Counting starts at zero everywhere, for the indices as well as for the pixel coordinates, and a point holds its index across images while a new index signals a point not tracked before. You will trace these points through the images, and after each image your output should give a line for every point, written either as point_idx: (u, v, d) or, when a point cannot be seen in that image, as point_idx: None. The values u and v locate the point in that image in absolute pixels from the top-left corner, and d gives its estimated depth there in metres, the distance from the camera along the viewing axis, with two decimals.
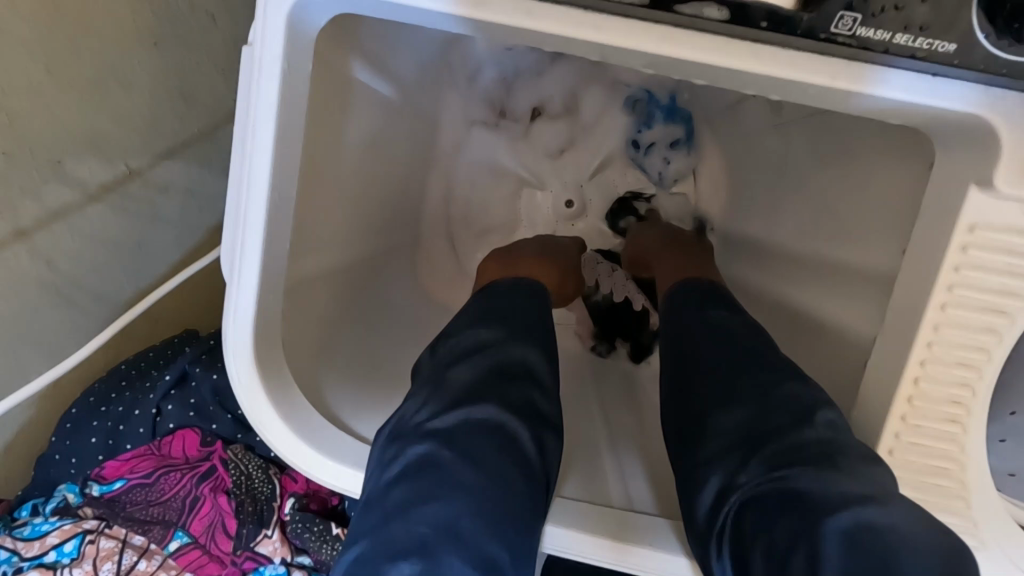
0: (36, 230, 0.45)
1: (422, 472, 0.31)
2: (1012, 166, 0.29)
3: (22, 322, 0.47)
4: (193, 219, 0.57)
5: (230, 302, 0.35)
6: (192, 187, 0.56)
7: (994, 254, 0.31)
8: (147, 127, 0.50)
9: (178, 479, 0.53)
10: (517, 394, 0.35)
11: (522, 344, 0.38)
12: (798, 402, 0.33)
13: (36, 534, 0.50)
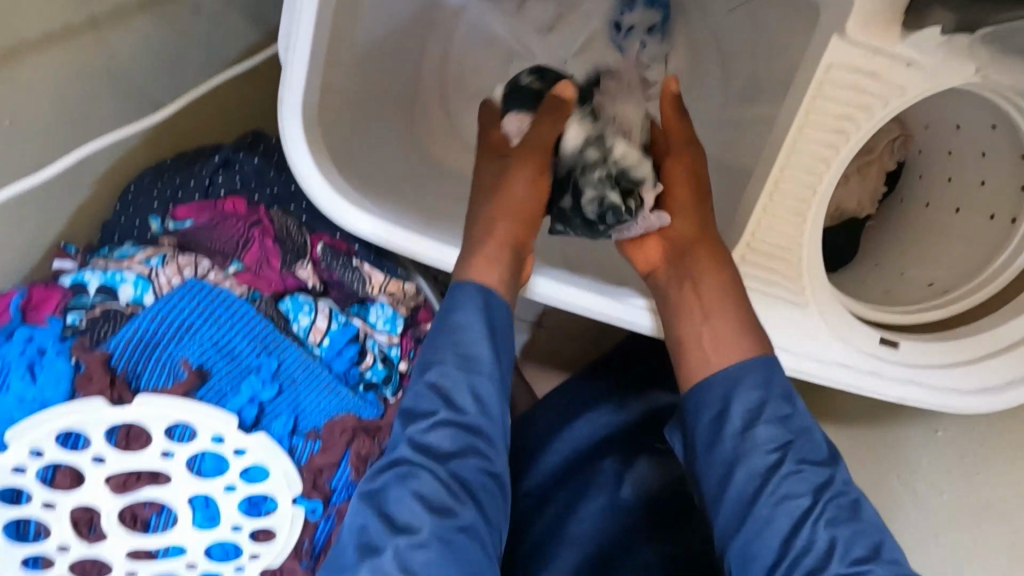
0: (104, 24, 0.50)
1: (445, 476, 0.41)
2: (859, 19, 0.39)
3: (82, 110, 0.51)
4: (221, 47, 0.64)
5: (286, 72, 0.44)
6: (219, 14, 0.63)
7: (843, 87, 0.41)
8: None
9: (232, 224, 0.49)
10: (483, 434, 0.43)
11: (489, 384, 0.44)
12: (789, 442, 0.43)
13: (125, 256, 0.47)
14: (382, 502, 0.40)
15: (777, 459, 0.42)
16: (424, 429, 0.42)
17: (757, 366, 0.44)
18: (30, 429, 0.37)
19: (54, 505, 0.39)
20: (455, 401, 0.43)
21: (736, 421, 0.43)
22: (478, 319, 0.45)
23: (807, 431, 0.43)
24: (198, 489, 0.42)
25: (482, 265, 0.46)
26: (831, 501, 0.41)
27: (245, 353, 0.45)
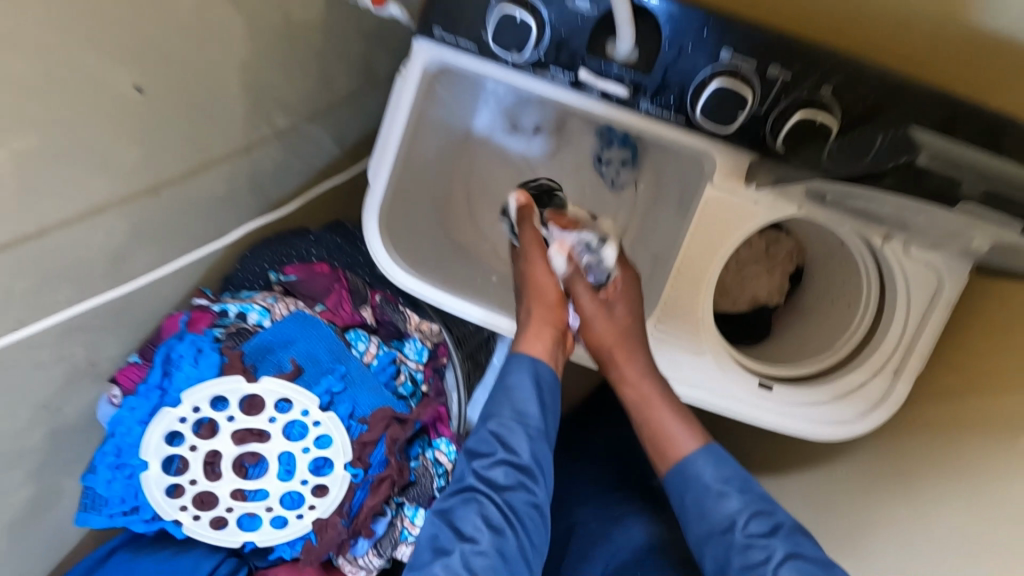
0: (252, 150, 0.77)
1: (503, 502, 0.59)
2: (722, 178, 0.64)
3: (230, 202, 0.77)
4: (316, 161, 0.92)
5: (371, 191, 0.70)
6: (318, 140, 0.91)
7: (716, 217, 0.65)
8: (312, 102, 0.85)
9: (321, 279, 0.73)
10: (528, 473, 0.61)
11: (533, 437, 0.62)
12: (741, 514, 0.58)
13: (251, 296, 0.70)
14: (457, 516, 0.59)
15: (733, 535, 0.57)
16: (489, 466, 0.61)
17: (707, 459, 0.61)
18: (194, 393, 0.60)
19: (196, 449, 0.61)
20: (510, 445, 0.61)
21: (701, 508, 0.60)
22: (528, 381, 0.63)
23: (756, 508, 0.58)
24: (287, 447, 0.63)
25: (534, 342, 0.65)
26: (784, 564, 0.55)
27: (325, 358, 0.66)
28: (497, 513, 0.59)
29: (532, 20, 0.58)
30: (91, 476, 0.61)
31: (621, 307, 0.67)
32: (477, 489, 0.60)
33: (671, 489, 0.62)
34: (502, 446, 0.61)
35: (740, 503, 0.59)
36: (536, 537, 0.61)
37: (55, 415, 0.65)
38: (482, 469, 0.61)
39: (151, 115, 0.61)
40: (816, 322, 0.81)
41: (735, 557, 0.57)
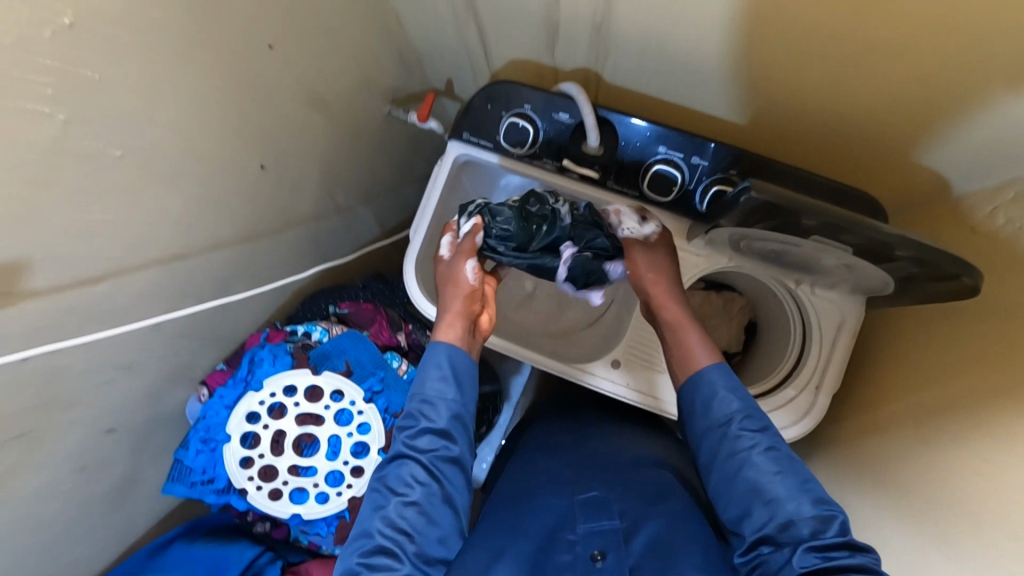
0: (317, 220, 1.03)
1: (427, 461, 0.65)
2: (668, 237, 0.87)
3: (300, 259, 1.01)
4: (358, 234, 1.17)
5: (413, 247, 0.92)
6: (361, 218, 1.17)
7: None
8: (359, 188, 1.13)
9: (368, 312, 0.95)
10: (450, 437, 0.68)
11: (451, 407, 0.70)
12: (735, 417, 0.72)
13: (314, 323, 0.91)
14: (389, 480, 0.65)
15: (727, 434, 0.71)
16: (413, 434, 0.67)
17: (718, 371, 0.76)
18: (272, 382, 0.81)
19: (268, 427, 0.80)
20: (429, 416, 0.69)
21: (709, 404, 0.74)
22: (445, 364, 0.72)
23: (753, 414, 0.72)
24: (336, 430, 0.81)
25: (451, 332, 0.75)
26: (765, 452, 0.68)
27: (371, 364, 0.85)
28: (424, 470, 0.65)
29: (530, 127, 0.85)
30: (183, 449, 0.79)
31: (660, 256, 0.84)
32: (405, 454, 0.66)
33: (685, 392, 0.78)
34: (425, 415, 0.69)
35: (737, 405, 0.73)
36: (459, 495, 0.66)
37: (158, 407, 0.83)
38: (408, 438, 0.67)
39: (268, 186, 0.86)
40: (763, 360, 0.99)
41: (730, 444, 0.70)
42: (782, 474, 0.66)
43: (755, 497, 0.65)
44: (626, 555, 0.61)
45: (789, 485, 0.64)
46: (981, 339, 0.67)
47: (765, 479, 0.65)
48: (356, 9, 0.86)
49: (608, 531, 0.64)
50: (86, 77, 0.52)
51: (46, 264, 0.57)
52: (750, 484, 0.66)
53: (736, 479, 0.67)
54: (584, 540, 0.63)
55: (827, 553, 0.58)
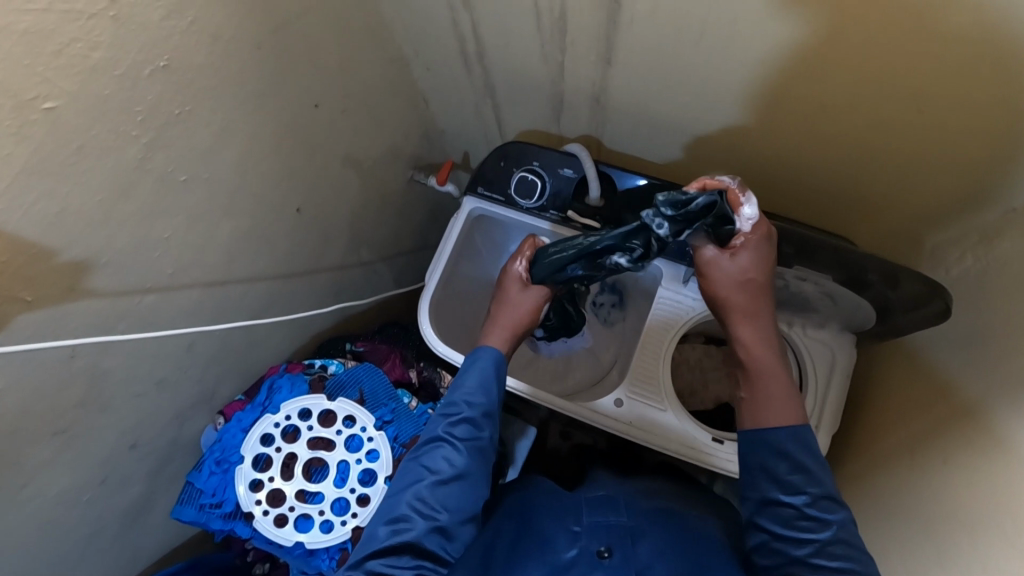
0: (342, 269, 1.11)
1: (462, 447, 0.73)
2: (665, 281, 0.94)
3: (323, 303, 1.08)
4: (375, 286, 1.25)
5: (426, 289, 0.98)
6: (380, 272, 1.26)
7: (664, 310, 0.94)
8: (381, 244, 1.22)
9: (382, 351, 1.00)
10: (481, 431, 0.75)
11: (489, 404, 0.77)
12: (804, 494, 0.65)
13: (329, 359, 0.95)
14: (426, 458, 0.73)
15: (786, 512, 0.65)
16: (454, 422, 0.75)
17: (790, 433, 0.67)
18: (289, 405, 0.85)
19: (280, 450, 0.83)
20: (465, 407, 0.76)
21: (775, 468, 0.67)
22: (486, 363, 0.80)
23: (832, 499, 0.64)
24: (344, 456, 0.84)
25: (492, 335, 0.85)
26: (829, 545, 0.62)
27: (383, 396, 0.89)
28: (457, 455, 0.73)
29: (539, 181, 0.96)
30: (196, 471, 0.82)
31: (744, 257, 0.73)
32: (440, 437, 0.74)
33: (747, 438, 0.70)
34: (465, 405, 0.76)
35: (820, 483, 0.65)
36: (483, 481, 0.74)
37: (178, 433, 0.87)
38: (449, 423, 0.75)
39: (301, 230, 0.95)
40: None
41: (790, 525, 0.64)
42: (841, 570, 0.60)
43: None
44: (632, 553, 0.68)
45: (842, 573, 0.60)
46: (967, 363, 0.71)
47: (816, 570, 0.61)
48: (389, 86, 1.00)
49: (613, 526, 0.73)
50: (168, 111, 0.62)
51: (109, 269, 0.64)
52: (797, 569, 0.62)
53: (783, 562, 0.63)
54: (590, 535, 0.72)
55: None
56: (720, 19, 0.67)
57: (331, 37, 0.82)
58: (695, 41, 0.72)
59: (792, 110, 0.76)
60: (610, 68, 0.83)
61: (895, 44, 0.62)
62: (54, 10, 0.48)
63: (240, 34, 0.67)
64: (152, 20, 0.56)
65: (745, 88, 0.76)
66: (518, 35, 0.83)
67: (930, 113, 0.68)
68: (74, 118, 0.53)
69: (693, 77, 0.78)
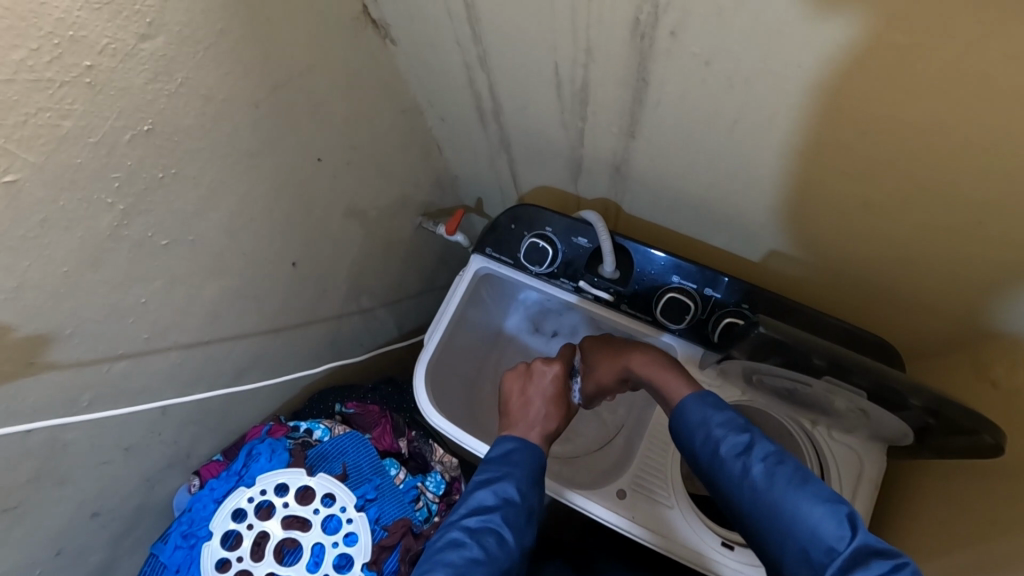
0: (339, 320, 1.06)
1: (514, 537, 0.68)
2: (682, 364, 0.86)
3: (317, 355, 1.03)
4: (374, 334, 1.20)
5: (425, 350, 0.92)
6: (381, 319, 1.21)
7: None
8: (384, 291, 1.17)
9: (374, 415, 0.94)
10: (527, 528, 0.70)
11: (538, 498, 0.73)
12: (733, 434, 0.66)
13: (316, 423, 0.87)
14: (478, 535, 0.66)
15: (739, 452, 0.65)
16: (512, 510, 0.69)
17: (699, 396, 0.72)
18: (265, 478, 0.80)
19: (252, 527, 0.77)
20: (525, 497, 0.71)
21: (697, 432, 0.69)
22: (542, 458, 0.75)
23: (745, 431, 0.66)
24: (320, 539, 0.77)
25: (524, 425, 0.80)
26: (774, 468, 0.62)
27: (367, 471, 0.83)
28: (506, 549, 0.66)
29: (551, 247, 0.90)
30: (161, 543, 0.76)
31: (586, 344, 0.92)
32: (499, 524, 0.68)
33: (677, 429, 0.72)
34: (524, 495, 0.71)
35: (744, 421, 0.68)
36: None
37: (147, 495, 0.81)
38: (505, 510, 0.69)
39: (296, 283, 0.90)
40: None
41: (751, 480, 0.62)
42: (824, 510, 0.57)
43: (787, 516, 0.58)
44: None
45: (823, 504, 0.57)
46: (1015, 504, 0.63)
47: (786, 498, 0.59)
48: (400, 136, 0.96)
49: None
50: (150, 175, 0.58)
51: (74, 339, 0.59)
52: (775, 504, 0.59)
53: (765, 504, 0.60)
54: None
55: (866, 558, 0.53)
56: (757, 107, 0.61)
57: (339, 91, 0.78)
58: (726, 125, 0.66)
59: (831, 203, 0.70)
60: (633, 140, 0.77)
61: (952, 155, 0.55)
62: (16, 81, 0.43)
63: (236, 93, 0.63)
64: (135, 85, 0.52)
65: (778, 175, 0.70)
66: (535, 99, 0.78)
67: (989, 226, 0.60)
68: (39, 190, 0.49)
69: (721, 159, 0.72)
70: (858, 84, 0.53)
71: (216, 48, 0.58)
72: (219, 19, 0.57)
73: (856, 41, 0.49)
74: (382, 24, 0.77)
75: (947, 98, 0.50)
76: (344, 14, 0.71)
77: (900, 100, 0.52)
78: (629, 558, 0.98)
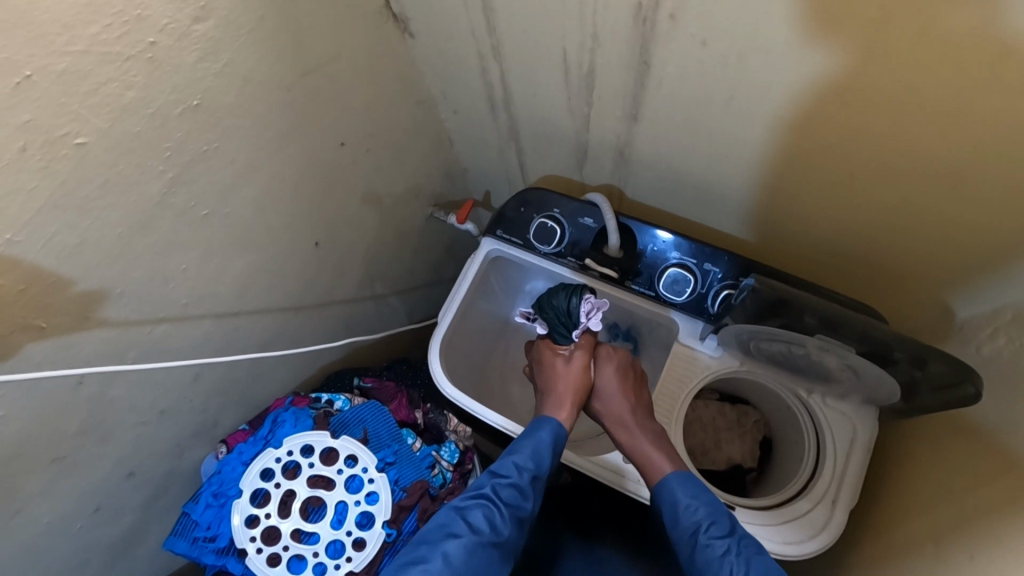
0: (355, 302, 1.11)
1: (506, 514, 0.72)
2: (683, 336, 0.91)
3: (333, 335, 1.08)
4: (386, 319, 1.25)
5: (439, 327, 0.97)
6: (393, 305, 1.26)
7: (681, 366, 0.90)
8: (396, 278, 1.23)
9: (389, 388, 0.98)
10: (522, 499, 0.75)
11: (539, 472, 0.77)
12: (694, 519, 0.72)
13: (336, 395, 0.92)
14: (469, 515, 0.71)
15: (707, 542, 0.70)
16: (505, 485, 0.74)
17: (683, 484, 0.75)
18: (291, 441, 0.84)
19: (279, 486, 0.82)
20: (521, 472, 0.76)
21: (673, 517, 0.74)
22: (548, 437, 0.80)
23: (717, 522, 0.71)
24: (344, 497, 0.82)
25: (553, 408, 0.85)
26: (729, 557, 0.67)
27: (386, 438, 0.87)
28: (500, 520, 0.72)
29: (558, 228, 0.96)
30: (192, 502, 0.80)
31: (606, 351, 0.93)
32: (490, 497, 0.73)
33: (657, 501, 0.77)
34: (520, 471, 0.76)
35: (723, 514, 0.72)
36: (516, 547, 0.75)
37: (177, 460, 0.86)
38: (498, 484, 0.74)
39: (317, 263, 0.95)
40: (780, 479, 0.95)
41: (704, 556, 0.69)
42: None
43: None
44: None
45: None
46: (998, 455, 0.67)
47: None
48: (415, 126, 1.01)
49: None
50: (195, 148, 0.64)
51: (122, 299, 0.64)
52: None
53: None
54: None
55: None
56: (750, 85, 0.67)
57: (361, 80, 0.83)
58: (722, 104, 0.71)
59: (820, 178, 0.75)
60: (635, 124, 0.82)
61: (927, 124, 0.60)
62: (90, 53, 0.49)
63: (272, 76, 0.69)
64: (188, 63, 0.58)
65: (770, 152, 0.75)
66: (543, 86, 0.83)
67: (964, 194, 0.66)
68: (102, 153, 0.54)
69: (717, 138, 0.77)
70: (839, 59, 0.58)
71: (257, 33, 0.64)
72: (260, 8, 0.63)
73: (835, 19, 0.55)
74: (401, 18, 0.83)
75: (919, 71, 0.55)
76: (368, 8, 0.77)
77: (878, 74, 0.58)
78: (633, 530, 1.01)
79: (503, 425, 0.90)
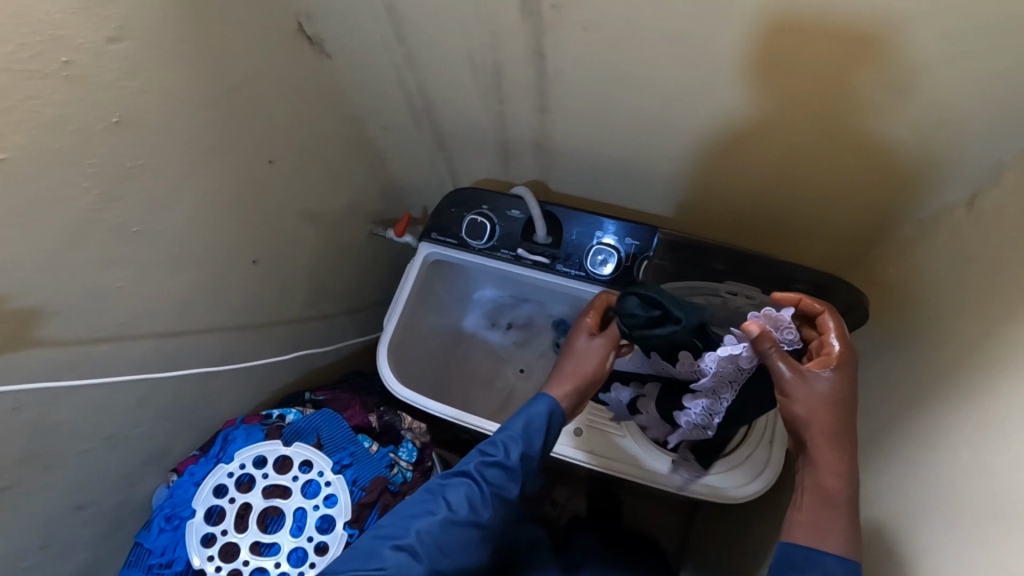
0: (303, 322, 1.12)
1: (486, 492, 0.72)
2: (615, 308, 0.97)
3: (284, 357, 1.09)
4: (338, 338, 1.26)
5: (386, 329, 0.99)
6: (344, 325, 1.27)
7: None
8: (344, 297, 1.25)
9: (342, 397, 0.99)
10: (507, 480, 0.73)
11: (531, 451, 0.74)
12: None
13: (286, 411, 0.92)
14: (449, 492, 0.71)
15: None
16: (489, 463, 0.73)
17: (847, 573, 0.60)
18: (243, 454, 0.84)
19: (234, 501, 0.82)
20: (506, 452, 0.73)
21: None
22: (544, 412, 0.77)
23: None
24: (302, 503, 0.82)
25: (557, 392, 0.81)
26: None
27: (341, 443, 0.88)
28: (479, 500, 0.71)
29: (488, 222, 1.01)
30: (145, 529, 0.79)
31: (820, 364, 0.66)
32: (472, 475, 0.73)
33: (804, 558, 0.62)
34: (507, 450, 0.73)
35: None
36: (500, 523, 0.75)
37: (127, 491, 0.84)
38: (484, 463, 0.73)
39: (259, 281, 0.97)
40: None
41: None
42: None
43: None
44: None
45: None
46: (904, 368, 0.74)
47: None
48: (345, 144, 1.06)
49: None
50: (121, 164, 0.66)
51: (59, 318, 0.65)
52: None
53: None
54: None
55: None
56: (635, 67, 0.75)
57: (283, 100, 0.88)
58: (616, 87, 0.79)
59: (713, 145, 0.83)
60: (547, 115, 0.89)
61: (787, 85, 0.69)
62: (8, 71, 0.52)
63: (193, 95, 0.72)
64: (106, 80, 0.61)
65: (667, 127, 0.83)
66: (459, 90, 0.90)
67: (834, 141, 0.74)
68: (26, 170, 0.56)
69: (620, 120, 0.85)
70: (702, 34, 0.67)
71: (173, 52, 0.67)
72: (175, 28, 0.66)
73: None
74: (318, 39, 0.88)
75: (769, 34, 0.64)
76: (282, 31, 0.82)
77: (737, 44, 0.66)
78: None
79: (457, 416, 0.93)
